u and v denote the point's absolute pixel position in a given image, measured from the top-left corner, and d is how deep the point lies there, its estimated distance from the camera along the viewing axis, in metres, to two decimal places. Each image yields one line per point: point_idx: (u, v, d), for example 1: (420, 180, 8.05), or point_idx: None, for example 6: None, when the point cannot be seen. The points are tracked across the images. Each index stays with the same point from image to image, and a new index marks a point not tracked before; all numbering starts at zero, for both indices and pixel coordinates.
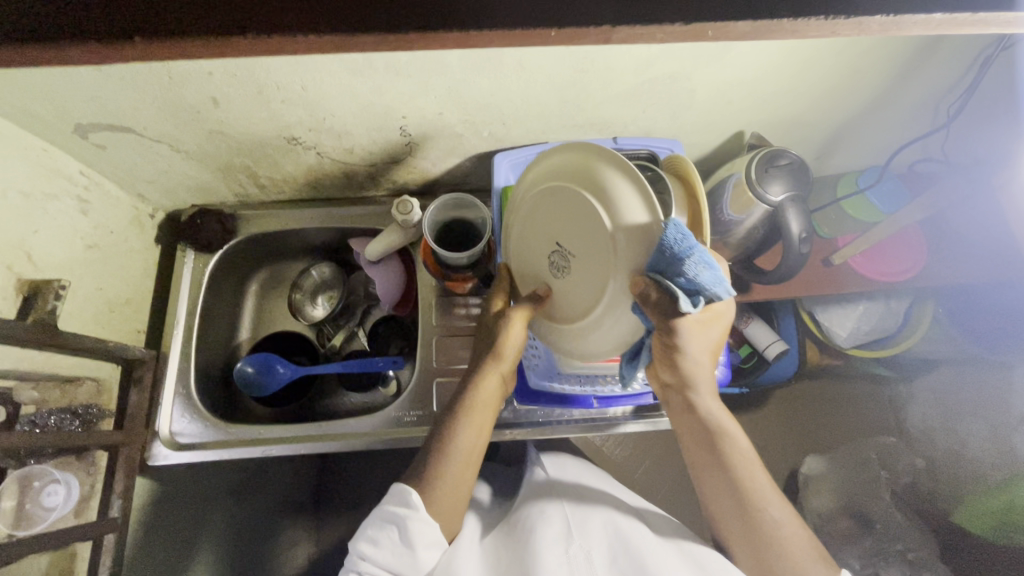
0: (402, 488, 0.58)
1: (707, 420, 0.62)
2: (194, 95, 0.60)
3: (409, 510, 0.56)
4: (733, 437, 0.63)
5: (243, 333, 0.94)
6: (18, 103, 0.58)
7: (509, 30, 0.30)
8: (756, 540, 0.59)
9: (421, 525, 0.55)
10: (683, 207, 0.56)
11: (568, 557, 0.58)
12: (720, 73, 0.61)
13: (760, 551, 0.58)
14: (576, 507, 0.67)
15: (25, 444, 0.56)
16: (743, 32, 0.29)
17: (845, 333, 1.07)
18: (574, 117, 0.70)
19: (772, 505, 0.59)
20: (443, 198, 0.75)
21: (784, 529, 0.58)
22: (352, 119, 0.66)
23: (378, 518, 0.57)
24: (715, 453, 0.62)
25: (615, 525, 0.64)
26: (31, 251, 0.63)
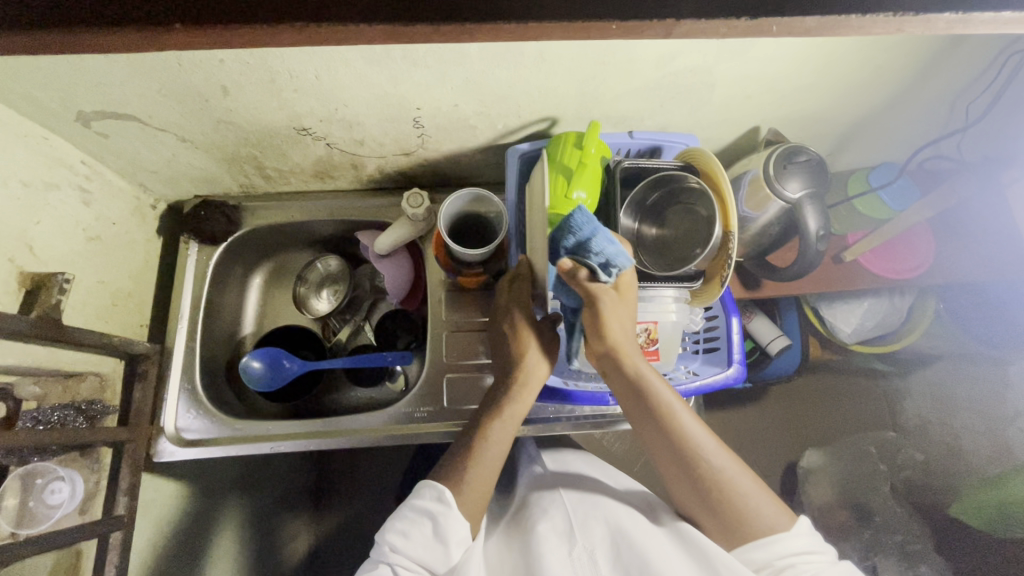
0: (434, 485, 0.57)
1: (639, 382, 0.60)
2: (203, 82, 0.58)
3: (443, 507, 0.55)
4: (665, 395, 0.60)
5: (247, 327, 0.92)
6: (21, 90, 0.56)
7: (572, 23, 0.32)
8: (707, 492, 0.58)
9: (454, 521, 0.55)
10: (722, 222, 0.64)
11: (571, 560, 0.58)
12: (742, 68, 0.60)
13: (712, 504, 0.57)
14: (578, 501, 0.67)
15: (31, 441, 0.55)
16: (809, 27, 0.31)
17: (849, 329, 1.08)
18: (591, 110, 0.69)
19: (712, 454, 0.59)
20: (468, 189, 0.71)
21: (728, 475, 0.58)
22: (365, 109, 0.65)
23: (408, 513, 0.56)
24: (646, 416, 0.60)
25: (615, 514, 0.64)
26: (32, 242, 0.61)
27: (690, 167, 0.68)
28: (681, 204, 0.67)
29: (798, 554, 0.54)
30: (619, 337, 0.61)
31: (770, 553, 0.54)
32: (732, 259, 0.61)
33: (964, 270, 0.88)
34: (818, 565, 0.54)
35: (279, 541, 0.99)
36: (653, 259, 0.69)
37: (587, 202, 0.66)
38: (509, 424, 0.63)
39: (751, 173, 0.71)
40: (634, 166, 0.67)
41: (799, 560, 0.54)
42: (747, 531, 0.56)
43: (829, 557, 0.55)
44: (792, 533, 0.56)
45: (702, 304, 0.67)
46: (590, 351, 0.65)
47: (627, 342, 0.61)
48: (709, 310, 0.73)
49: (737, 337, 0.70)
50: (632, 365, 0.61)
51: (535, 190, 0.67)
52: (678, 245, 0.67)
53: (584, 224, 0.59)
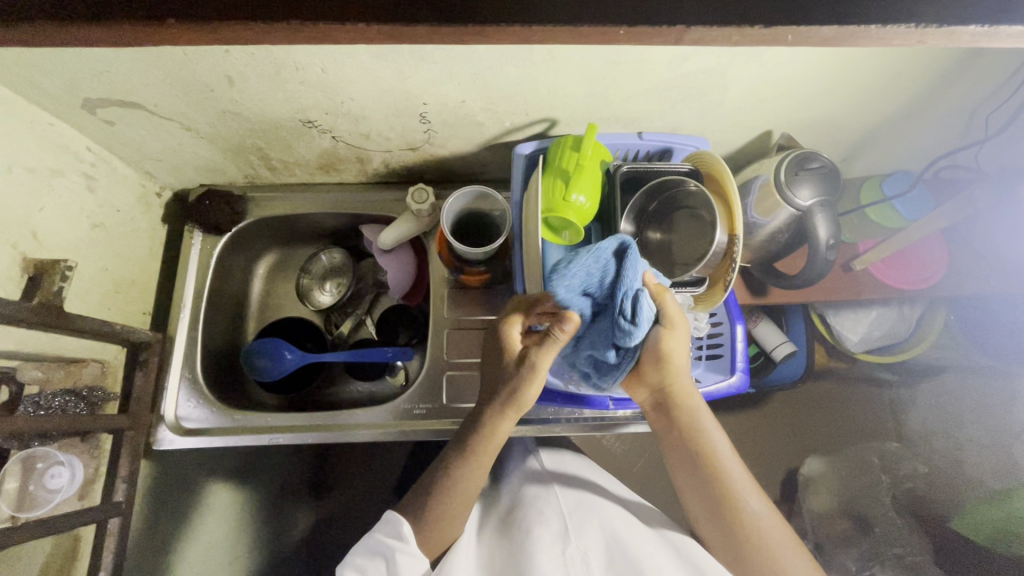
0: (393, 519, 0.59)
1: (690, 417, 0.63)
2: (208, 73, 0.57)
3: (398, 543, 0.56)
4: (714, 435, 0.63)
5: (249, 317, 0.92)
6: (28, 77, 0.56)
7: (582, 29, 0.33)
8: (738, 536, 0.59)
9: (409, 558, 0.56)
10: (725, 225, 0.63)
11: (564, 559, 0.59)
12: (756, 72, 0.59)
13: (740, 548, 0.59)
14: (574, 503, 0.68)
15: (33, 427, 0.56)
16: (827, 35, 0.33)
17: (856, 338, 1.07)
18: (601, 110, 0.68)
19: (750, 497, 0.60)
20: (475, 187, 0.68)
21: (762, 522, 0.59)
22: (371, 103, 0.64)
23: (365, 549, 0.57)
24: (694, 452, 0.62)
25: (609, 519, 0.65)
26: (36, 228, 0.61)
27: (698, 173, 0.67)
28: (686, 210, 0.67)
29: None
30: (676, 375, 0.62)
31: None
32: (735, 262, 0.61)
33: (977, 282, 0.86)
34: None
35: (277, 530, 1.00)
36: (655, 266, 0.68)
37: (588, 205, 0.65)
38: (474, 467, 0.61)
39: (761, 178, 0.70)
40: (632, 170, 0.66)
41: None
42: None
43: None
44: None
45: (705, 309, 0.66)
46: (641, 384, 0.66)
47: (684, 380, 0.63)
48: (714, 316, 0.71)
49: (741, 345, 0.69)
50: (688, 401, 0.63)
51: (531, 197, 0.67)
52: (683, 250, 0.67)
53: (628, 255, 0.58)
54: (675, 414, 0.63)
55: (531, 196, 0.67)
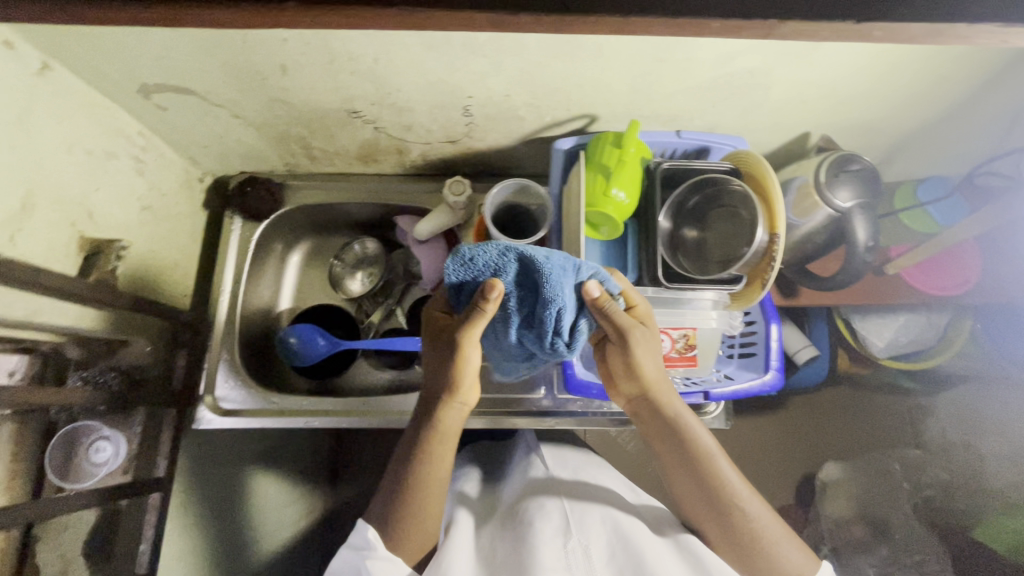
0: (364, 528, 0.58)
1: (672, 422, 0.61)
2: (264, 60, 0.59)
3: (368, 552, 0.56)
4: (700, 439, 0.61)
5: (283, 304, 0.94)
6: (93, 62, 0.58)
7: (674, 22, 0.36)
8: (736, 536, 0.59)
9: (382, 564, 0.55)
10: (766, 223, 0.63)
11: (566, 553, 0.59)
12: (802, 72, 0.60)
13: (740, 548, 0.59)
14: (574, 500, 0.68)
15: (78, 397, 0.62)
16: (913, 32, 0.35)
17: (881, 344, 1.06)
18: (642, 108, 0.69)
19: (744, 498, 0.59)
20: (517, 180, 0.69)
21: (758, 521, 0.59)
22: (418, 95, 0.65)
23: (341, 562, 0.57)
24: (681, 457, 0.61)
25: (608, 515, 0.65)
26: (92, 209, 0.63)
27: (738, 172, 0.67)
28: (724, 208, 0.67)
29: None
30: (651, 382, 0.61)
31: None
32: (775, 262, 0.61)
33: (1008, 289, 0.86)
34: None
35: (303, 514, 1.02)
36: (691, 261, 0.68)
37: (627, 202, 0.66)
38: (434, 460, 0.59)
39: (799, 179, 0.70)
40: (672, 167, 0.66)
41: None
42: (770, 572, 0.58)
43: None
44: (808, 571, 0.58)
45: (740, 306, 0.67)
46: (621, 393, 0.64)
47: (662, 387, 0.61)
48: (747, 315, 0.71)
49: (776, 344, 0.68)
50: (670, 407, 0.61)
51: (573, 191, 0.68)
52: (718, 247, 0.67)
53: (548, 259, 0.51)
54: (658, 420, 0.62)
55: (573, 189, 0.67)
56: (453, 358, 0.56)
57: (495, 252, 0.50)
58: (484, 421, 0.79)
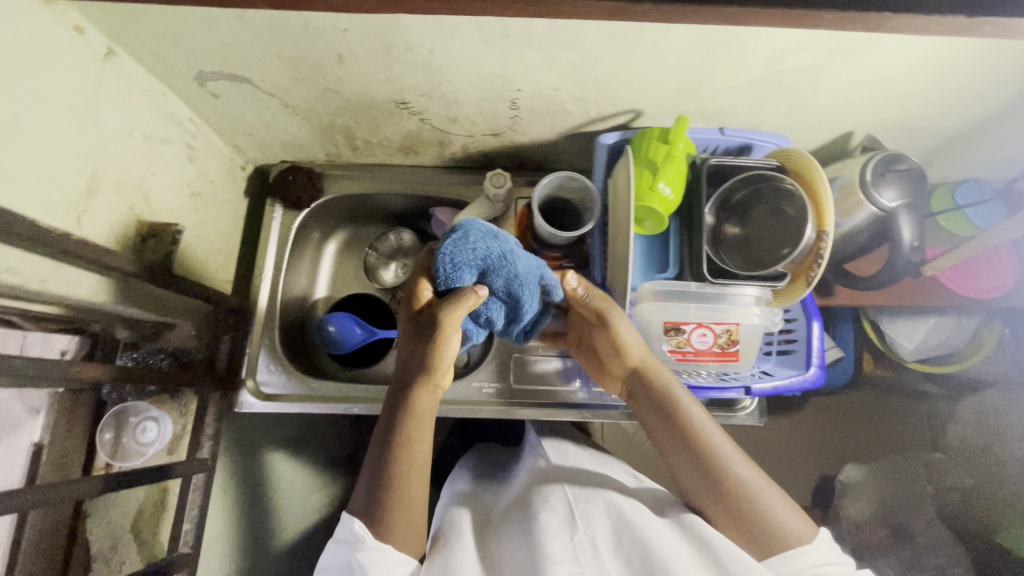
0: (349, 519, 0.57)
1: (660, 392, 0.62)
2: (321, 50, 0.60)
3: (357, 543, 0.55)
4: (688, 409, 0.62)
5: (318, 292, 0.95)
6: (155, 49, 0.59)
7: None
8: (733, 505, 0.56)
9: (372, 553, 0.54)
10: (817, 222, 0.63)
11: (572, 545, 0.54)
12: (854, 70, 0.60)
13: (741, 520, 0.56)
14: (577, 490, 0.63)
15: (98, 374, 0.59)
16: None
17: (910, 346, 1.06)
18: (688, 104, 0.69)
19: (738, 466, 0.58)
20: (566, 173, 0.69)
21: (754, 489, 0.57)
22: (468, 87, 0.66)
23: (335, 556, 0.57)
24: (672, 429, 0.61)
25: (615, 503, 0.59)
26: (148, 193, 0.64)
27: (785, 170, 0.68)
28: (771, 205, 0.67)
29: (821, 565, 0.53)
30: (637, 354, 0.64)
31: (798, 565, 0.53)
32: (823, 257, 0.62)
33: None
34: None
35: None
36: (736, 259, 0.68)
37: (672, 197, 0.66)
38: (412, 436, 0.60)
39: (841, 178, 0.71)
40: (719, 164, 0.67)
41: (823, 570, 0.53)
42: (772, 541, 0.54)
43: (847, 568, 0.56)
44: (817, 545, 0.55)
45: (781, 302, 0.68)
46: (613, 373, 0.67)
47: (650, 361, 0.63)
48: (788, 312, 0.72)
49: (817, 341, 0.68)
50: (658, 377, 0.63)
51: (618, 185, 0.68)
52: (762, 243, 0.67)
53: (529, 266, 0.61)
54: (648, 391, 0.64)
55: (618, 184, 0.67)
56: (432, 340, 0.59)
57: (495, 252, 0.59)
58: (518, 412, 0.80)
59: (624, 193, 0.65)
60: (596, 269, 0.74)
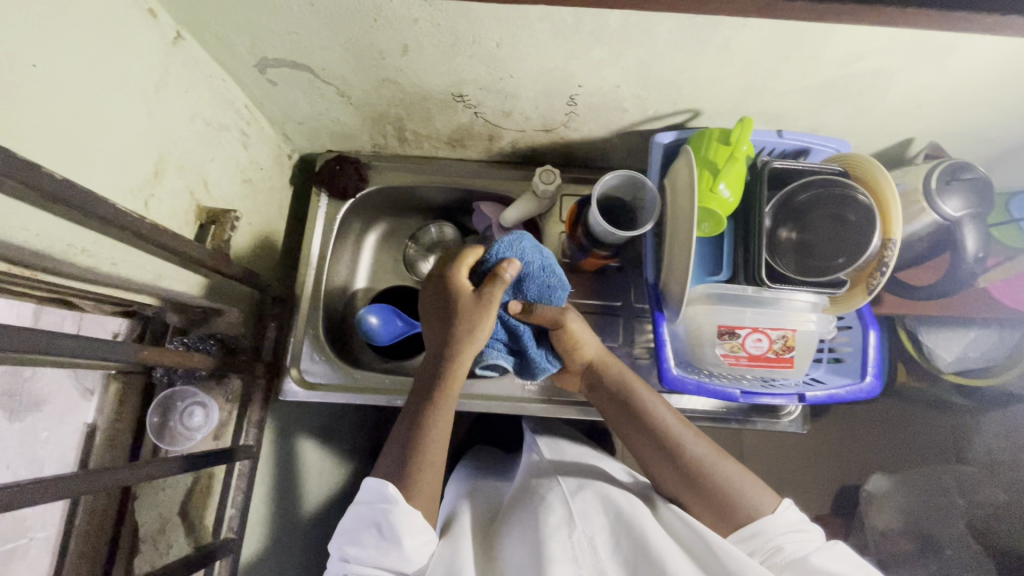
0: (377, 481, 0.56)
1: (612, 383, 0.66)
2: (387, 40, 0.59)
3: (388, 504, 0.53)
4: (639, 394, 0.65)
5: (357, 284, 0.95)
6: (222, 35, 0.59)
7: None
8: (691, 480, 0.58)
9: (404, 515, 0.53)
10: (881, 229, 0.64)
11: (571, 542, 0.52)
12: (928, 74, 0.59)
13: (702, 494, 0.58)
14: (574, 487, 0.60)
15: (200, 363, 0.60)
16: None
17: (950, 357, 1.04)
18: (750, 105, 0.68)
19: (690, 442, 0.61)
20: (625, 172, 0.70)
21: (708, 462, 0.59)
22: (529, 82, 0.65)
23: (358, 518, 0.55)
24: (627, 417, 0.64)
25: (613, 500, 0.57)
26: (207, 178, 0.65)
27: (848, 175, 0.67)
28: (832, 210, 0.66)
29: (790, 531, 0.54)
30: (592, 349, 0.67)
31: (768, 538, 0.53)
32: (886, 266, 0.62)
33: None
34: (805, 543, 0.53)
35: None
36: (790, 262, 0.68)
37: (731, 199, 0.66)
38: (447, 408, 0.61)
39: (901, 186, 0.70)
40: (781, 167, 0.66)
41: (787, 540, 0.53)
42: (734, 511, 0.56)
43: (817, 536, 0.55)
44: (779, 512, 0.55)
45: (839, 309, 0.68)
46: (570, 369, 0.70)
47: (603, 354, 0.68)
48: (842, 319, 0.71)
49: (874, 351, 0.68)
50: (609, 369, 0.67)
51: (677, 186, 0.67)
52: (820, 249, 0.67)
53: (552, 286, 0.68)
54: (601, 385, 0.67)
55: (678, 186, 0.66)
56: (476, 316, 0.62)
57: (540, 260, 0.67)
58: (558, 410, 0.80)
59: (684, 194, 0.65)
60: (647, 271, 0.72)
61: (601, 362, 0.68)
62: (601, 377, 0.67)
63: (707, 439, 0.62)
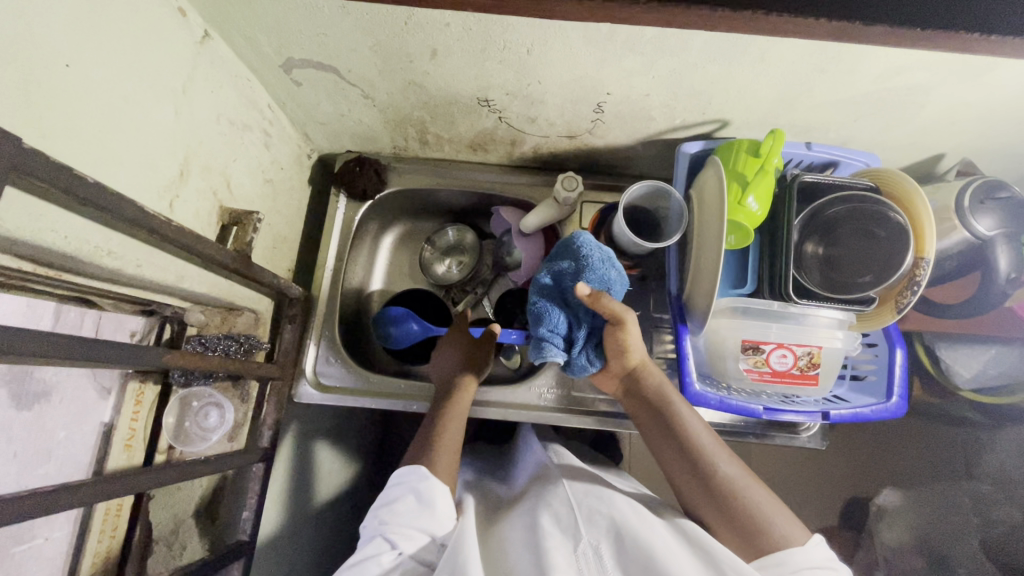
0: (410, 464, 0.61)
1: (653, 391, 0.64)
2: (416, 43, 0.58)
3: (424, 476, 0.59)
4: (678, 406, 0.63)
5: (373, 285, 0.94)
6: (250, 35, 0.58)
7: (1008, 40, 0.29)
8: (720, 500, 0.56)
9: (438, 487, 0.58)
10: (915, 246, 0.63)
11: (575, 556, 0.51)
12: (967, 90, 0.58)
13: (729, 516, 0.55)
14: (582, 493, 0.60)
15: (221, 366, 0.59)
16: None
17: (969, 374, 1.02)
18: (781, 117, 0.67)
19: (723, 461, 0.59)
20: (651, 182, 0.69)
21: (739, 483, 0.57)
22: (557, 88, 0.64)
23: (390, 494, 0.59)
24: (663, 427, 0.62)
25: (620, 510, 0.56)
26: (230, 179, 0.64)
27: (879, 191, 0.66)
28: (861, 226, 0.65)
29: (813, 568, 0.51)
30: (637, 356, 0.64)
31: (791, 570, 0.50)
32: (918, 284, 0.62)
33: None
34: None
35: (363, 492, 1.03)
36: (816, 277, 0.66)
37: (759, 212, 0.64)
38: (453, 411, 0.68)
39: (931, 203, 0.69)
40: (811, 181, 0.65)
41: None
42: (762, 538, 0.53)
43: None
44: (808, 547, 0.52)
45: (865, 327, 0.68)
46: (608, 372, 0.68)
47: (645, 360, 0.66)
48: (868, 338, 0.70)
49: (900, 370, 0.66)
50: (650, 376, 0.65)
51: (704, 197, 0.66)
52: (848, 265, 0.66)
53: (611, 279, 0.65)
54: (640, 392, 0.65)
55: (706, 196, 0.65)
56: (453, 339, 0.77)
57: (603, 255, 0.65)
58: (573, 420, 0.79)
59: (713, 205, 0.63)
60: (671, 282, 0.72)
61: (642, 368, 0.66)
62: (640, 384, 0.65)
63: (738, 458, 0.60)
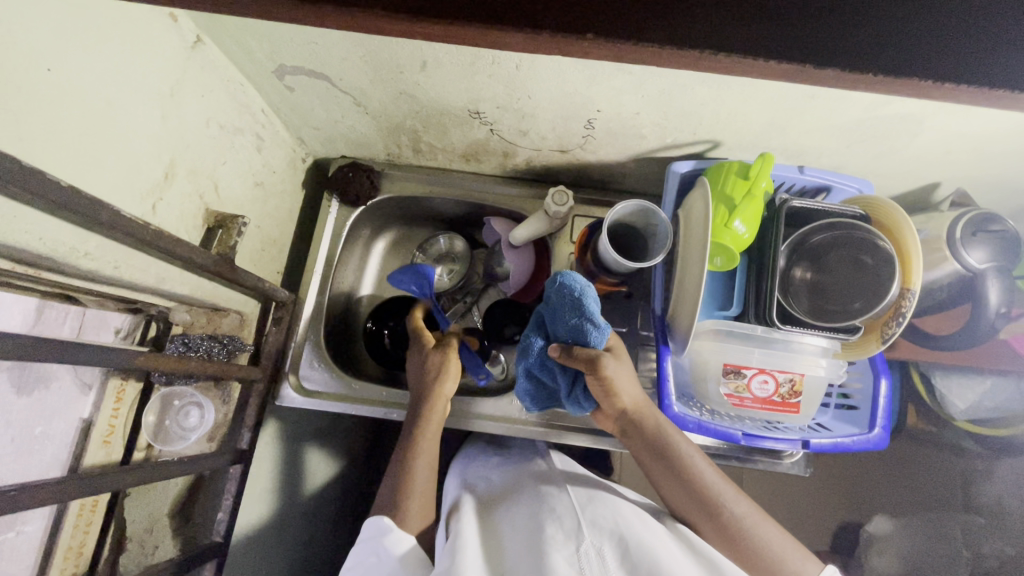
0: (374, 519, 0.59)
1: (654, 432, 0.62)
2: (407, 56, 0.58)
3: (384, 530, 0.57)
4: (677, 445, 0.61)
5: (363, 290, 0.94)
6: (241, 41, 0.59)
7: (987, 91, 0.27)
8: (732, 541, 0.56)
9: (397, 539, 0.56)
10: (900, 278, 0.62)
11: (578, 557, 0.50)
12: (959, 121, 0.57)
13: (742, 555, 0.56)
14: (585, 498, 0.60)
15: (201, 367, 0.59)
16: None
17: (963, 405, 1.00)
18: (773, 140, 0.67)
19: (729, 499, 0.58)
20: (640, 202, 0.68)
21: (747, 520, 0.57)
22: (547, 104, 0.64)
23: (358, 552, 0.58)
24: (665, 469, 0.61)
25: (621, 516, 0.56)
26: (218, 182, 0.64)
27: (869, 219, 0.65)
28: (849, 252, 0.64)
29: None
30: (631, 398, 0.62)
31: None
32: (903, 316, 0.61)
33: None
34: None
35: (347, 495, 1.02)
36: (803, 304, 0.66)
37: (746, 235, 0.64)
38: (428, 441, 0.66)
39: (923, 232, 0.67)
40: (799, 207, 0.64)
41: None
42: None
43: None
44: None
45: (851, 355, 0.67)
46: (605, 413, 0.66)
47: (640, 398, 0.63)
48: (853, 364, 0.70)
49: (883, 401, 0.66)
50: (647, 414, 0.63)
51: (691, 216, 0.65)
52: (834, 293, 0.65)
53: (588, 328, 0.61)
54: (638, 432, 0.63)
55: (692, 215, 0.65)
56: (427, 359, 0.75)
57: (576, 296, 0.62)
58: (556, 434, 0.79)
59: (699, 225, 0.63)
60: (656, 302, 0.71)
61: (640, 408, 0.63)
62: (636, 425, 0.63)
63: (740, 489, 0.60)
